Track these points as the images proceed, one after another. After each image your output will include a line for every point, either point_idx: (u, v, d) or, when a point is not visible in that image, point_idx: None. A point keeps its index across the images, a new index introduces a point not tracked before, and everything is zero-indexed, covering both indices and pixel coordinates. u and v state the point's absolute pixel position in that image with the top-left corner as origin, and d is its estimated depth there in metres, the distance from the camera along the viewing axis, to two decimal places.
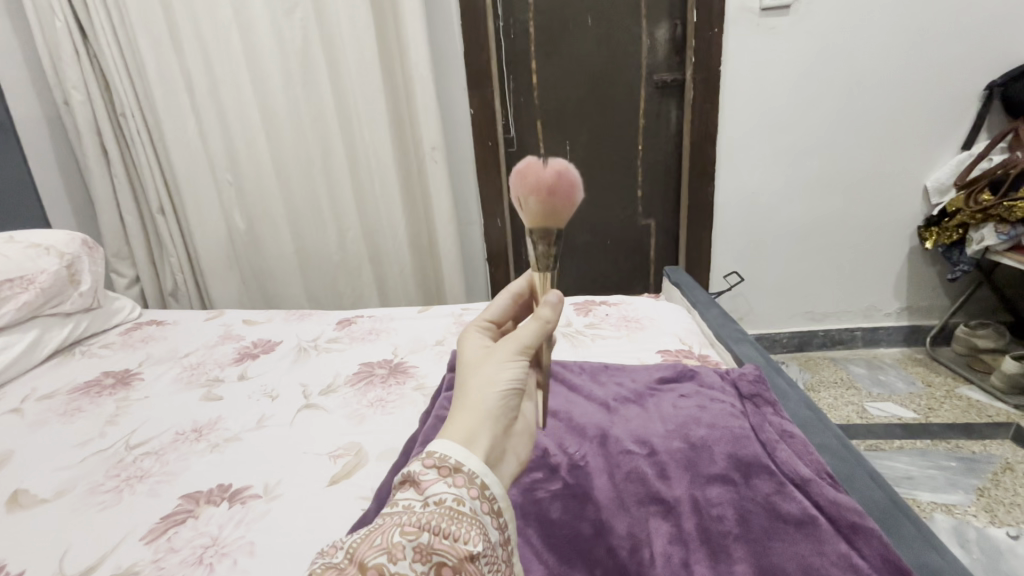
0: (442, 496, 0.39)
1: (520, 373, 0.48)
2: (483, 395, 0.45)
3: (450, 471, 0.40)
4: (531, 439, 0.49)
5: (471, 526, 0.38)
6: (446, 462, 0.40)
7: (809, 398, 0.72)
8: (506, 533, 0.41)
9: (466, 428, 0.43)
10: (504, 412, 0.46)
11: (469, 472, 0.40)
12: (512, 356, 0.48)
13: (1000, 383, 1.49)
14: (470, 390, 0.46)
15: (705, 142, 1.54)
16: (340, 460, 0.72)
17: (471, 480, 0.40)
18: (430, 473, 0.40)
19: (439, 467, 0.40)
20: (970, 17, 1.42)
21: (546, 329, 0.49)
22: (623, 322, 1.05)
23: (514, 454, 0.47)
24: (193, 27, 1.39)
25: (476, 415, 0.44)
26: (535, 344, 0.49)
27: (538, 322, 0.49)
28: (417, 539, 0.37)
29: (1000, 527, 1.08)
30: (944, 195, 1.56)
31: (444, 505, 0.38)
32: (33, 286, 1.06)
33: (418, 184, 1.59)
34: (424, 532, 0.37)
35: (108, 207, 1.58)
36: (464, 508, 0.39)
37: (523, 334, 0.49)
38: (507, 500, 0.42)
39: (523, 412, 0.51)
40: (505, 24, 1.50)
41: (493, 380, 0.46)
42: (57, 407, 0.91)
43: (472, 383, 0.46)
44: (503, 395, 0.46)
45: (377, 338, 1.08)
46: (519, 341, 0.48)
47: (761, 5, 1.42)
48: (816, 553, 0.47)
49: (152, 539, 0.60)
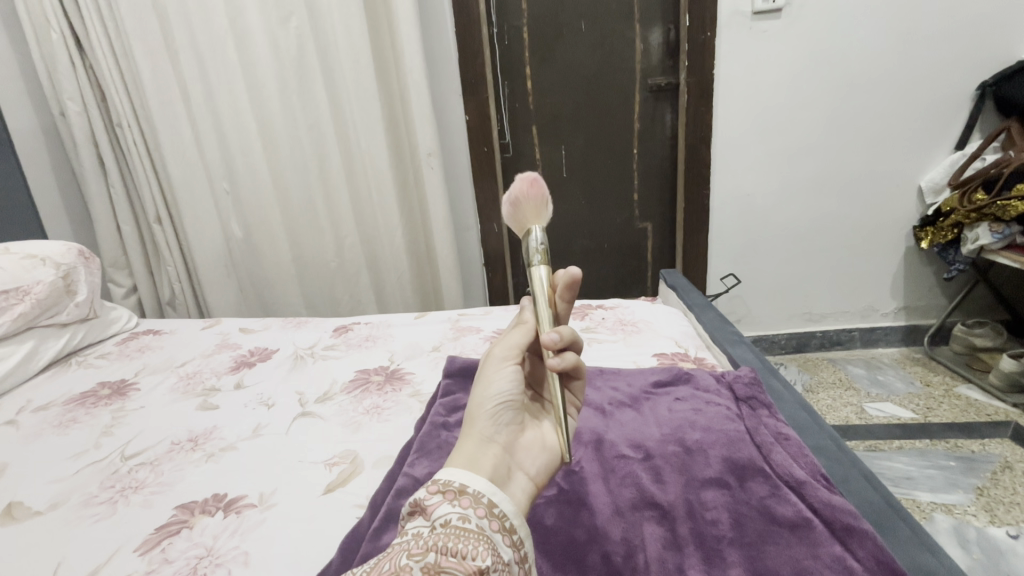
0: (447, 517, 0.39)
1: (509, 385, 0.50)
2: (474, 416, 0.48)
3: (455, 494, 0.40)
4: (543, 452, 0.49)
5: (478, 543, 0.38)
6: (451, 485, 0.41)
7: (805, 399, 0.71)
8: (523, 551, 0.41)
9: (466, 453, 0.44)
10: (496, 427, 0.47)
11: (475, 493, 0.40)
12: (499, 370, 0.50)
13: (998, 382, 1.48)
14: (466, 411, 0.49)
15: (701, 144, 1.54)
16: (335, 468, 0.71)
17: (477, 500, 0.40)
18: (435, 498, 0.40)
19: (444, 491, 0.40)
20: (961, 17, 1.43)
21: (529, 330, 0.53)
22: (620, 326, 1.05)
23: (523, 470, 0.47)
24: (189, 37, 1.39)
25: (471, 440, 0.46)
26: (519, 351, 0.52)
27: (521, 326, 0.53)
28: (424, 559, 0.36)
29: (1001, 527, 1.08)
30: (939, 194, 1.56)
31: (450, 525, 0.38)
32: (28, 297, 1.06)
33: (415, 191, 1.59)
34: (431, 552, 0.37)
35: (105, 218, 1.59)
36: (470, 526, 0.38)
37: (507, 345, 0.53)
38: (518, 515, 0.42)
39: (535, 430, 0.50)
40: (499, 30, 1.51)
41: (483, 396, 0.49)
42: (52, 420, 0.90)
43: (468, 407, 0.49)
44: (496, 407, 0.48)
45: (373, 345, 1.08)
46: (502, 354, 0.52)
47: (752, 9, 1.43)
48: (810, 556, 0.46)
49: (145, 551, 0.59)
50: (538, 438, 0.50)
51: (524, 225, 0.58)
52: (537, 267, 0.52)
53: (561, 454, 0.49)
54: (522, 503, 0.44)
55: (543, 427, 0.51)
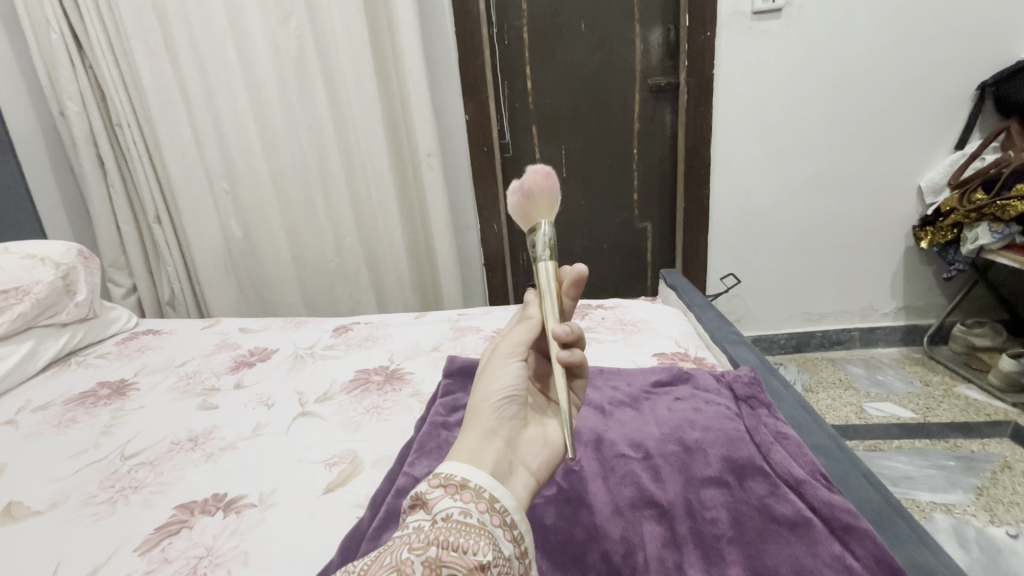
0: (448, 511, 0.39)
1: (513, 380, 0.50)
2: (477, 409, 0.47)
3: (456, 488, 0.40)
4: (544, 448, 0.49)
5: (479, 537, 0.38)
6: (452, 480, 0.41)
7: (805, 399, 0.71)
8: (523, 546, 0.41)
9: (468, 446, 0.44)
10: (501, 421, 0.47)
11: (476, 487, 0.40)
12: (503, 364, 0.50)
13: (998, 382, 1.49)
14: (469, 405, 0.49)
15: (701, 144, 1.55)
16: (335, 468, 0.71)
17: (478, 494, 0.40)
18: (437, 492, 0.40)
19: (446, 485, 0.40)
20: (961, 17, 1.43)
21: (534, 327, 0.53)
22: (619, 326, 1.05)
23: (525, 465, 0.46)
24: (189, 37, 1.39)
25: (473, 433, 0.45)
26: (524, 347, 0.52)
27: (526, 322, 0.54)
28: (425, 553, 0.36)
29: (1001, 526, 1.08)
30: (938, 194, 1.57)
31: (452, 519, 0.38)
32: (28, 297, 1.06)
33: (414, 191, 1.59)
34: (433, 545, 0.37)
35: (105, 218, 1.59)
36: (471, 520, 0.38)
37: (513, 341, 0.53)
38: (519, 511, 0.42)
39: (537, 426, 0.50)
40: (499, 31, 1.51)
41: (486, 390, 0.49)
42: (51, 419, 0.91)
43: (471, 401, 0.49)
44: (499, 401, 0.48)
45: (373, 345, 1.08)
46: (507, 349, 0.52)
47: (752, 9, 1.43)
48: (809, 555, 0.46)
49: (145, 551, 0.59)
50: (541, 433, 0.49)
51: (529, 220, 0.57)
52: (543, 262, 0.52)
53: (562, 450, 0.49)
54: (523, 499, 0.44)
55: (545, 423, 0.51)
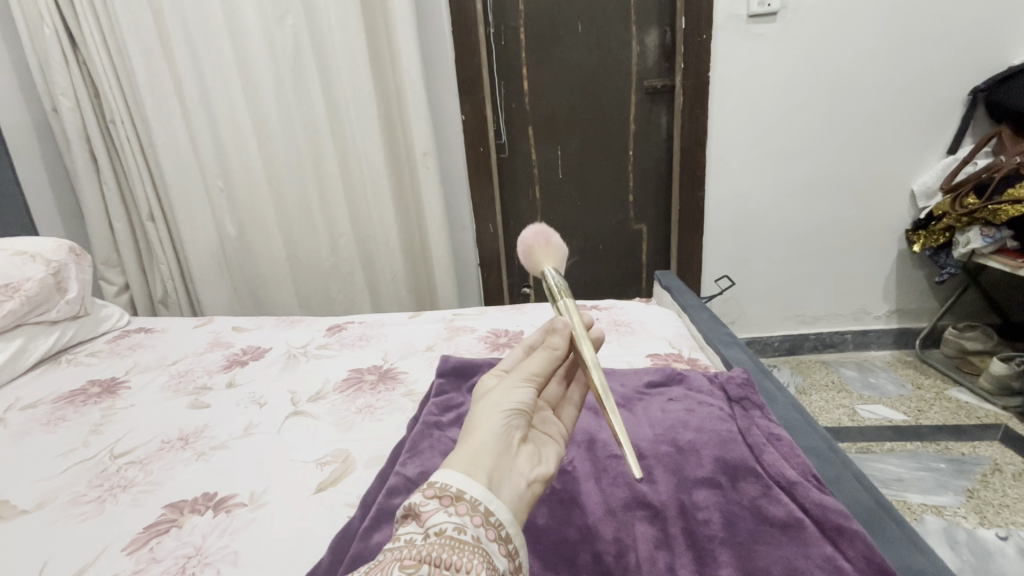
0: (442, 526, 0.37)
1: (526, 400, 0.48)
2: (485, 418, 0.45)
3: (451, 500, 0.38)
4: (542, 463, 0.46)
5: (473, 554, 0.36)
6: (447, 491, 0.39)
7: (797, 400, 0.72)
8: (518, 560, 0.39)
9: (469, 452, 0.42)
10: (510, 429, 0.45)
11: (472, 499, 0.39)
12: (519, 383, 0.49)
13: (988, 384, 1.50)
14: (476, 413, 0.46)
15: (696, 146, 1.55)
16: (327, 467, 0.71)
17: (474, 507, 0.38)
18: (432, 504, 0.38)
19: (440, 497, 0.38)
20: (955, 22, 1.45)
21: (555, 357, 0.51)
22: (614, 326, 1.05)
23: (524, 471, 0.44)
24: (182, 30, 1.38)
25: (476, 438, 0.43)
26: (542, 374, 0.50)
27: (550, 352, 0.51)
28: (417, 571, 0.35)
29: (990, 528, 1.09)
30: (931, 199, 1.58)
31: (446, 535, 0.37)
32: (18, 294, 1.05)
33: (409, 190, 1.58)
34: (424, 564, 0.35)
35: (97, 215, 1.57)
36: (466, 537, 0.37)
37: (532, 363, 0.51)
38: (515, 524, 0.40)
39: (537, 444, 0.48)
40: (496, 30, 1.51)
41: (498, 402, 0.47)
42: (41, 418, 0.89)
43: (479, 408, 0.47)
44: (508, 414, 0.46)
45: (367, 344, 1.07)
46: (526, 369, 0.50)
47: (748, 12, 1.43)
48: (801, 556, 0.46)
49: (133, 550, 0.59)
50: (537, 451, 0.47)
51: (533, 262, 0.62)
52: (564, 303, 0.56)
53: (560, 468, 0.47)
54: (519, 510, 0.42)
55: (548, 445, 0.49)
